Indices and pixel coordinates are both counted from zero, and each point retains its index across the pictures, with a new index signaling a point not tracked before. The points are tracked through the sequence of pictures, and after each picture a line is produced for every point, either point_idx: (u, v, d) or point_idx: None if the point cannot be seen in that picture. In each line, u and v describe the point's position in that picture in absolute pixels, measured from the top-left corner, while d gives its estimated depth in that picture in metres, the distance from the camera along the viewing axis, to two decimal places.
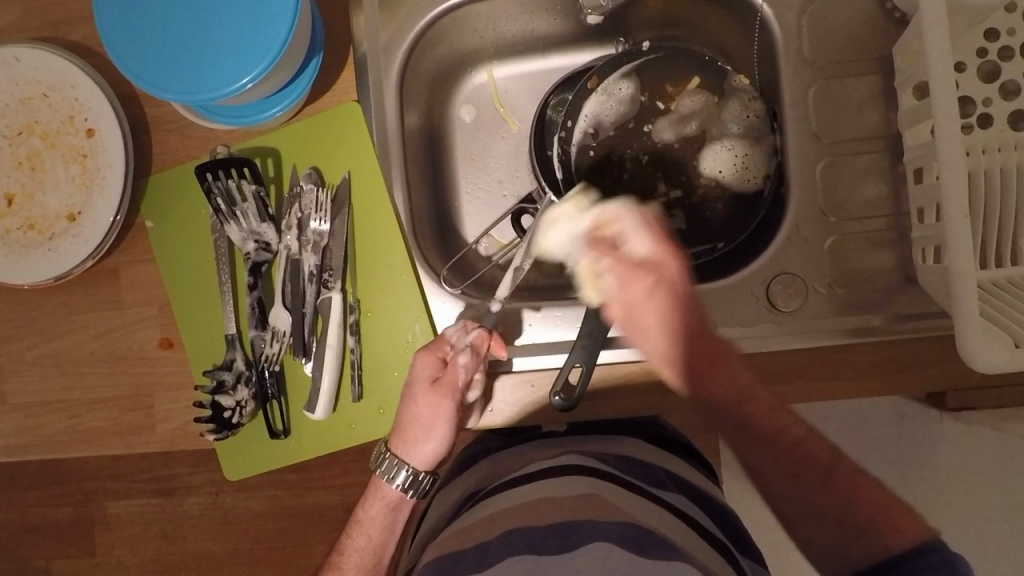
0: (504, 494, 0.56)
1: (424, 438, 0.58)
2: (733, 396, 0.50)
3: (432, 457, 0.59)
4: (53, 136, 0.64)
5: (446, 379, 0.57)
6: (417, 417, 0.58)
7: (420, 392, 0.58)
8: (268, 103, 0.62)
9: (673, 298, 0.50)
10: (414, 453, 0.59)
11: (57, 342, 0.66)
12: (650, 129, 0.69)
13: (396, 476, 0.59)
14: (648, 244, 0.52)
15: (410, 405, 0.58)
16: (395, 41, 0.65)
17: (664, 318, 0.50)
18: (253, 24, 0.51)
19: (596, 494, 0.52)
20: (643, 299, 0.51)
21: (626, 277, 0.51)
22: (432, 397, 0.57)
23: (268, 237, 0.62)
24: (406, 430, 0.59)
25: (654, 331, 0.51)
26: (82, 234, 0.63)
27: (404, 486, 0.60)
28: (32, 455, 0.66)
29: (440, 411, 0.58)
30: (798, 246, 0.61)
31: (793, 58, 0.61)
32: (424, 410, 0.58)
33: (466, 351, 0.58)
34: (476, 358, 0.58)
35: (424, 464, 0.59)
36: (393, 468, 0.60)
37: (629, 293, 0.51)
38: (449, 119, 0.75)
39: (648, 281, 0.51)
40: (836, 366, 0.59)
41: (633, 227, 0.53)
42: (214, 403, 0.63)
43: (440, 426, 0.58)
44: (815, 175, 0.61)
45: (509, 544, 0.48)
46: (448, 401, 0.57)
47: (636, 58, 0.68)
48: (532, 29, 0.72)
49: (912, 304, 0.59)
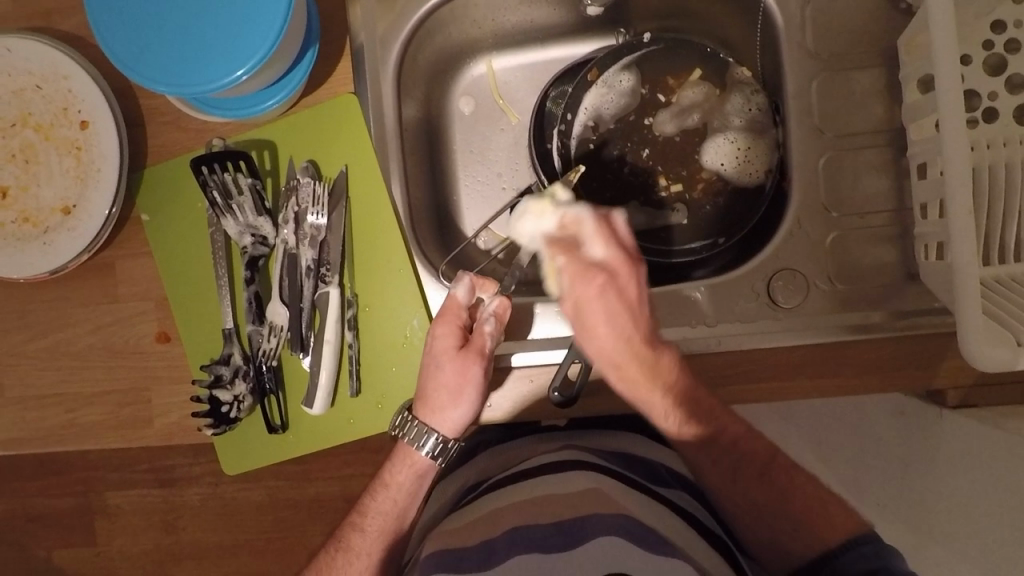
0: (507, 489, 0.56)
1: (452, 406, 0.58)
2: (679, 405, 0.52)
3: (460, 425, 0.59)
4: (46, 128, 0.63)
5: (473, 343, 0.57)
6: (445, 384, 0.57)
7: (448, 360, 0.57)
8: (264, 96, 0.61)
9: (624, 303, 0.47)
10: (443, 422, 0.58)
11: (55, 335, 0.65)
12: (651, 123, 0.67)
13: (424, 443, 0.59)
14: (604, 249, 0.48)
15: (436, 374, 0.57)
16: (392, 32, 0.64)
17: (617, 327, 0.48)
18: (248, 16, 0.51)
19: (601, 490, 0.52)
20: (597, 303, 0.47)
21: (579, 276, 0.47)
22: (460, 363, 0.57)
23: (265, 231, 0.62)
24: (434, 399, 0.58)
25: (601, 341, 0.48)
26: (77, 228, 0.62)
27: (433, 454, 0.60)
28: (28, 448, 0.65)
29: (470, 378, 0.57)
30: (799, 241, 0.60)
31: (796, 51, 0.60)
32: (452, 377, 0.57)
33: (491, 319, 0.58)
34: (499, 324, 0.59)
35: (452, 431, 0.59)
36: (422, 436, 0.59)
37: (576, 290, 0.47)
38: (448, 111, 0.75)
39: (599, 284, 0.47)
40: (837, 363, 0.58)
41: (592, 232, 0.49)
42: (212, 398, 0.62)
43: (469, 392, 0.57)
44: (816, 170, 0.60)
45: (514, 542, 0.48)
46: (478, 366, 0.57)
47: (638, 50, 0.67)
48: (532, 20, 0.71)
49: (914, 301, 0.59)
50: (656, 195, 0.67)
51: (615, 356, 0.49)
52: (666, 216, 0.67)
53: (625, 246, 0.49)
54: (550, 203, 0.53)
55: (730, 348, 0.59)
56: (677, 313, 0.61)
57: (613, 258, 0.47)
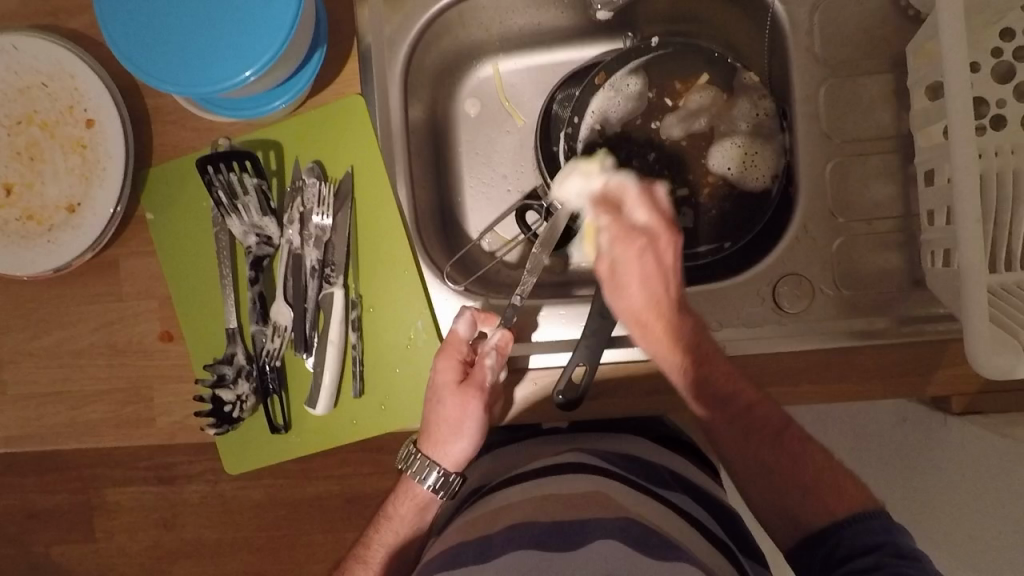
0: (508, 490, 0.56)
1: (453, 439, 0.58)
2: (698, 362, 0.53)
3: (461, 458, 0.59)
4: (52, 126, 0.63)
5: (473, 377, 0.57)
6: (446, 418, 0.58)
7: (447, 394, 0.57)
8: (271, 96, 0.61)
9: (658, 268, 0.56)
10: (445, 455, 0.59)
11: (58, 332, 0.65)
12: (658, 126, 0.67)
13: (426, 478, 0.59)
14: (645, 213, 0.58)
15: (438, 407, 0.58)
16: (400, 34, 0.64)
17: (646, 287, 0.55)
18: (256, 17, 0.51)
19: (602, 492, 0.52)
20: (632, 261, 0.56)
21: (622, 237, 0.57)
22: (459, 399, 0.57)
23: (269, 231, 0.62)
24: (435, 431, 0.58)
25: (632, 299, 0.55)
26: (82, 227, 0.62)
27: (435, 487, 0.60)
28: (30, 444, 0.65)
29: (469, 411, 0.57)
30: (805, 247, 0.60)
31: (804, 56, 0.60)
32: (453, 411, 0.57)
33: (492, 352, 0.58)
34: (500, 358, 0.58)
35: (454, 464, 0.59)
36: (424, 469, 0.59)
37: (619, 251, 0.57)
38: (453, 113, 0.74)
39: (640, 246, 0.56)
40: (843, 369, 0.58)
41: (635, 198, 0.59)
42: (215, 397, 0.62)
43: (469, 425, 0.57)
44: (824, 176, 0.60)
45: (512, 537, 0.47)
46: (476, 400, 0.57)
47: (645, 54, 0.67)
48: (539, 22, 0.71)
49: (920, 307, 0.58)
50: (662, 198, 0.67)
51: (645, 318, 0.55)
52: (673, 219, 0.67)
53: (664, 214, 0.58)
54: (596, 168, 0.64)
55: (734, 353, 0.59)
56: None
57: (654, 222, 0.57)
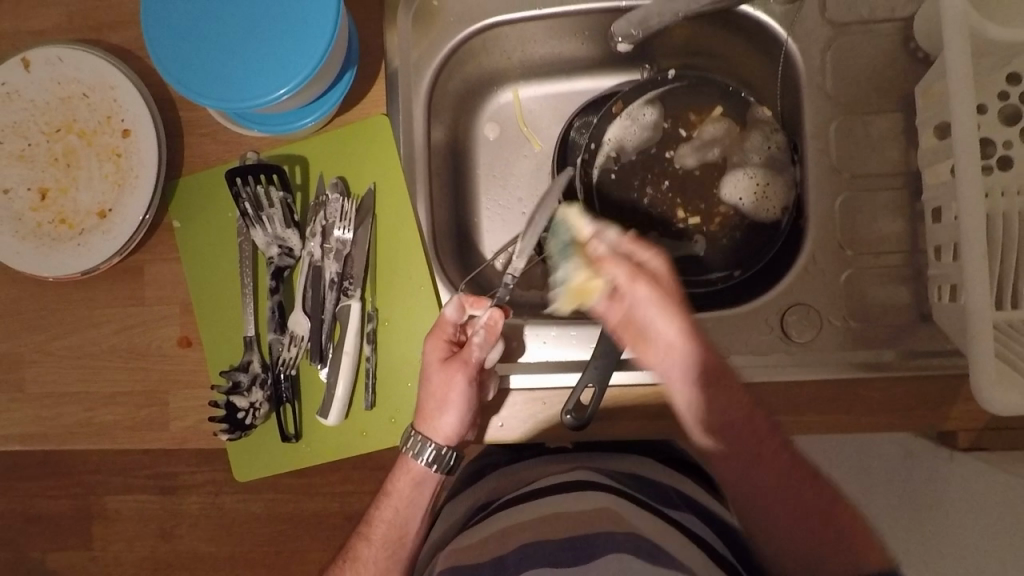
0: (519, 507, 0.56)
1: (440, 414, 0.59)
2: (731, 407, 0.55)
3: (451, 432, 0.59)
4: (89, 134, 0.66)
5: (460, 354, 0.58)
6: (432, 392, 0.59)
7: (433, 370, 0.59)
8: (300, 114, 0.63)
9: (684, 324, 0.55)
10: (435, 429, 0.59)
11: (80, 335, 0.67)
12: (672, 155, 0.68)
13: (421, 452, 0.60)
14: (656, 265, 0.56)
15: (425, 383, 0.59)
16: (426, 58, 0.67)
17: (679, 338, 0.55)
18: (292, 40, 0.53)
19: (613, 509, 0.53)
20: (656, 316, 0.55)
21: (639, 298, 0.55)
22: (445, 373, 0.58)
23: (291, 243, 0.64)
24: (423, 406, 0.59)
25: (667, 349, 0.56)
26: (112, 232, 0.65)
27: (430, 461, 0.60)
28: (46, 443, 0.67)
29: (453, 386, 0.58)
30: (814, 278, 0.61)
31: (816, 93, 0.62)
32: (437, 386, 0.58)
33: (480, 331, 0.59)
34: (489, 337, 0.59)
35: (445, 439, 0.59)
36: (422, 448, 0.60)
37: (640, 308, 0.55)
38: (473, 137, 0.77)
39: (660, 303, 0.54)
40: (849, 401, 0.59)
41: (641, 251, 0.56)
42: (229, 404, 0.63)
43: (454, 400, 0.58)
44: (833, 210, 0.61)
45: (526, 555, 0.49)
46: (459, 375, 0.58)
47: (661, 86, 0.68)
48: (560, 52, 0.73)
49: (927, 341, 0.59)
50: (674, 226, 0.68)
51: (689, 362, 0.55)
52: (687, 245, 0.68)
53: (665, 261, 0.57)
54: (700, 140, 0.68)
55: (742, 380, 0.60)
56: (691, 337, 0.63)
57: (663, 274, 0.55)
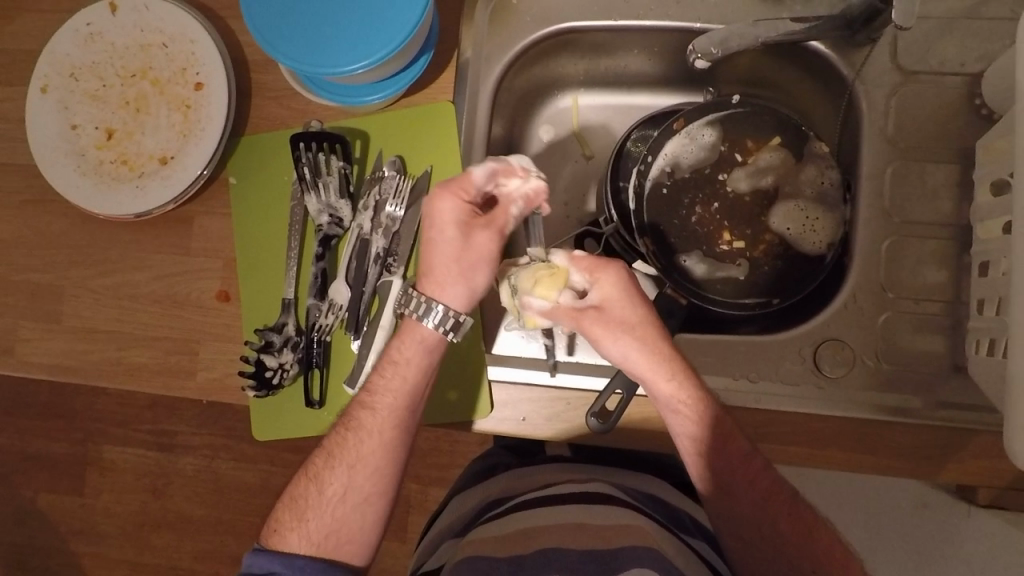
0: (539, 510, 0.56)
1: (461, 274, 0.53)
2: (718, 432, 0.54)
3: (468, 296, 0.54)
4: (163, 83, 0.68)
5: (493, 219, 0.54)
6: (453, 252, 0.53)
7: (453, 230, 0.53)
8: (368, 90, 0.65)
9: (629, 336, 0.54)
10: (450, 292, 0.53)
11: (123, 276, 0.69)
12: (724, 178, 0.69)
13: (427, 316, 0.53)
14: (598, 288, 0.56)
15: (441, 243, 0.53)
16: (498, 52, 0.67)
17: (630, 358, 0.54)
18: (378, 20, 0.55)
19: (637, 525, 0.53)
20: (598, 333, 0.55)
21: (579, 317, 0.55)
22: (473, 235, 0.53)
23: (342, 214, 0.65)
24: (437, 267, 0.53)
25: (629, 367, 0.55)
26: (170, 178, 0.66)
27: (441, 326, 0.54)
28: (73, 376, 0.68)
29: (481, 249, 0.53)
30: (852, 316, 0.62)
31: (877, 135, 0.63)
32: (463, 246, 0.53)
33: (520, 201, 0.55)
34: (527, 208, 0.56)
35: (463, 302, 0.54)
36: (429, 312, 0.53)
37: (583, 326, 0.55)
38: (528, 136, 0.78)
39: (598, 319, 0.55)
40: (871, 442, 0.59)
41: (583, 274, 0.56)
42: (258, 362, 0.64)
43: (481, 264, 0.54)
44: (879, 253, 0.62)
45: (548, 560, 0.49)
46: (489, 239, 0.54)
47: (724, 108, 0.68)
48: (625, 66, 0.74)
49: (957, 394, 0.59)
50: (717, 247, 0.68)
51: (645, 378, 0.54)
52: (727, 268, 0.68)
53: (617, 281, 0.56)
54: (755, 166, 0.69)
55: (768, 408, 0.60)
56: (720, 361, 0.62)
57: (602, 295, 0.55)
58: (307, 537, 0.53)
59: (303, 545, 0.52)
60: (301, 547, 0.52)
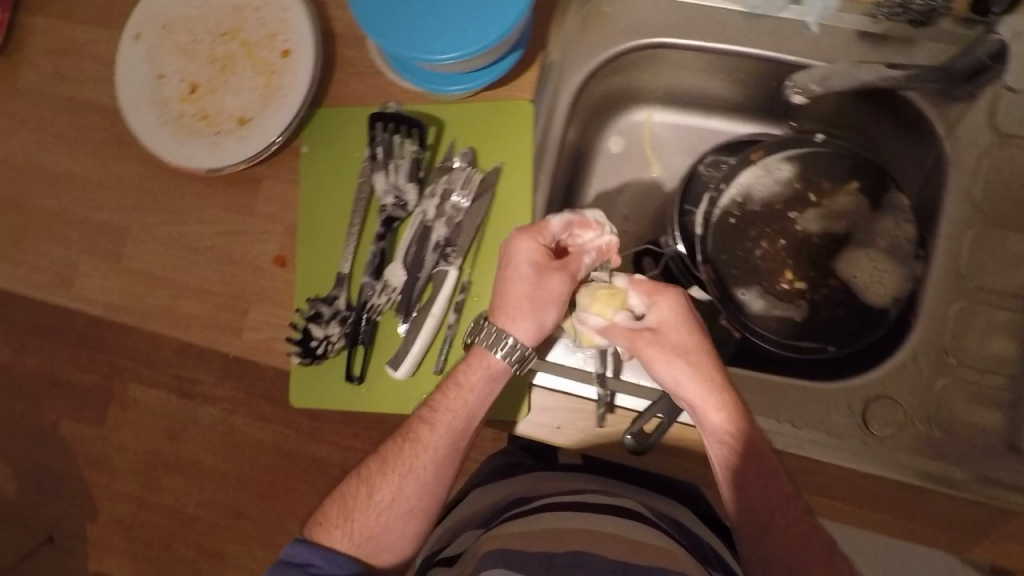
0: (569, 515, 0.56)
1: (534, 311, 0.55)
2: (760, 472, 0.54)
3: (539, 331, 0.56)
4: (251, 45, 0.69)
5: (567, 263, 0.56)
6: (528, 291, 0.56)
7: (531, 270, 0.56)
8: (447, 81, 0.65)
9: (683, 363, 0.54)
10: (522, 326, 0.56)
11: (185, 227, 0.70)
12: (795, 217, 0.68)
13: (500, 346, 0.56)
14: (654, 312, 0.56)
15: (518, 280, 0.56)
16: (586, 57, 0.67)
17: (680, 384, 0.54)
18: (475, 15, 0.55)
19: (667, 547, 0.53)
20: (652, 355, 0.55)
21: (634, 338, 0.55)
22: (548, 277, 0.56)
23: (408, 197, 0.65)
24: (511, 301, 0.56)
25: (679, 392, 0.55)
26: (246, 139, 0.67)
27: (513, 358, 0.56)
28: (124, 317, 0.69)
29: (555, 289, 0.56)
30: (908, 376, 0.60)
31: (962, 196, 0.61)
32: (537, 285, 0.56)
33: (593, 250, 0.57)
34: (599, 259, 0.58)
35: (533, 337, 0.56)
36: (500, 341, 0.56)
37: (637, 347, 0.55)
38: (598, 144, 0.77)
39: (653, 342, 0.55)
40: (909, 508, 0.57)
41: (641, 297, 0.57)
42: (305, 330, 0.65)
43: (553, 305, 0.56)
44: (945, 316, 0.60)
45: (579, 563, 0.49)
46: (563, 280, 0.56)
47: (806, 145, 0.67)
48: (707, 88, 0.73)
49: (1007, 473, 0.57)
50: (778, 285, 0.67)
51: (693, 406, 0.54)
52: (786, 307, 0.66)
53: (675, 309, 0.56)
54: (829, 209, 0.67)
55: (808, 455, 0.58)
56: (769, 400, 0.61)
57: (658, 318, 0.56)
58: (351, 535, 0.56)
59: (346, 542, 0.56)
60: (344, 545, 0.56)
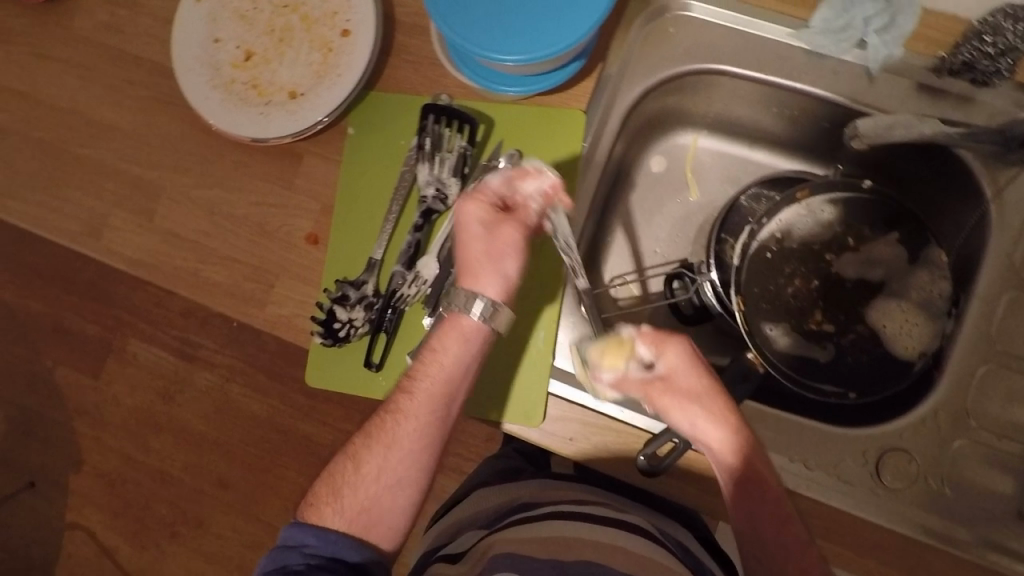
0: (580, 526, 0.56)
1: (494, 268, 0.55)
2: (756, 480, 0.52)
3: (505, 285, 0.55)
4: (311, 21, 0.69)
5: (517, 214, 0.55)
6: (482, 251, 0.55)
7: (478, 232, 0.55)
8: (505, 81, 0.65)
9: (700, 410, 0.52)
10: (487, 285, 0.54)
11: (221, 193, 0.70)
12: (832, 260, 0.69)
13: (471, 308, 0.54)
14: (664, 359, 0.53)
15: (468, 243, 0.55)
16: (643, 76, 0.67)
17: (698, 431, 0.52)
18: (544, 22, 0.55)
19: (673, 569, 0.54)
20: (669, 408, 0.53)
21: (650, 392, 0.53)
22: (499, 230, 0.55)
23: (449, 191, 0.65)
24: (467, 263, 0.55)
25: (698, 436, 0.53)
26: (295, 114, 0.67)
27: (485, 317, 0.54)
28: (149, 275, 0.69)
29: (509, 244, 0.55)
30: (927, 432, 0.60)
31: (1000, 260, 0.61)
32: (491, 245, 0.55)
33: (538, 196, 0.56)
34: (547, 203, 0.56)
35: (502, 292, 0.55)
36: (469, 304, 0.54)
37: (654, 399, 0.53)
38: (641, 161, 0.77)
39: (667, 393, 0.53)
40: (915, 564, 0.56)
41: (649, 345, 0.54)
42: (330, 311, 0.65)
43: (511, 258, 0.55)
44: (971, 376, 0.60)
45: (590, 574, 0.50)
46: (516, 233, 0.55)
47: (851, 190, 0.68)
48: (757, 121, 0.73)
49: (1015, 541, 0.57)
50: (808, 326, 0.68)
51: (710, 447, 0.53)
52: (812, 348, 0.67)
53: (682, 351, 0.53)
54: (866, 256, 0.68)
55: (818, 498, 0.58)
56: (784, 438, 0.60)
57: (668, 368, 0.53)
58: (342, 513, 0.53)
59: (340, 521, 0.53)
60: (336, 523, 0.53)
